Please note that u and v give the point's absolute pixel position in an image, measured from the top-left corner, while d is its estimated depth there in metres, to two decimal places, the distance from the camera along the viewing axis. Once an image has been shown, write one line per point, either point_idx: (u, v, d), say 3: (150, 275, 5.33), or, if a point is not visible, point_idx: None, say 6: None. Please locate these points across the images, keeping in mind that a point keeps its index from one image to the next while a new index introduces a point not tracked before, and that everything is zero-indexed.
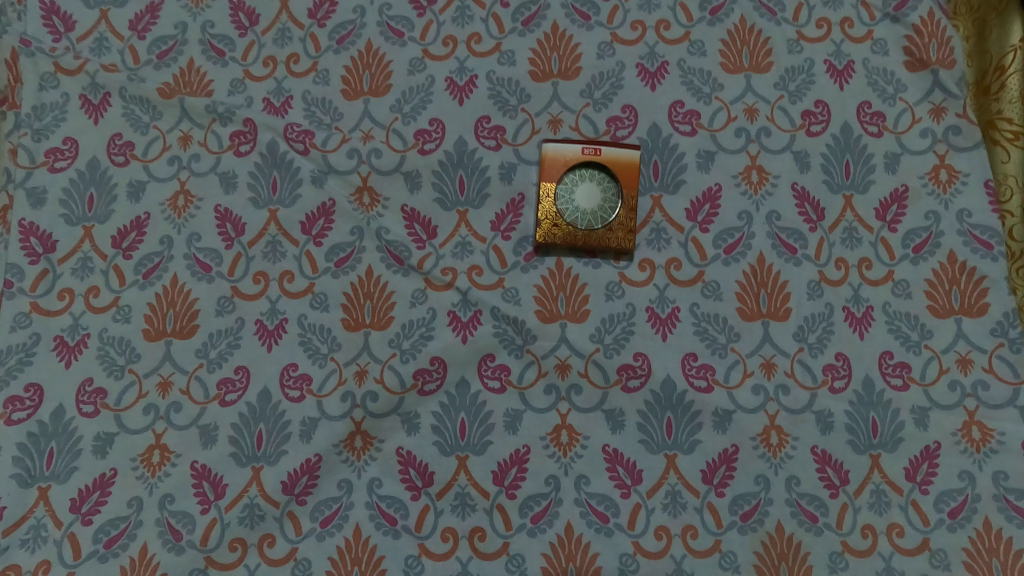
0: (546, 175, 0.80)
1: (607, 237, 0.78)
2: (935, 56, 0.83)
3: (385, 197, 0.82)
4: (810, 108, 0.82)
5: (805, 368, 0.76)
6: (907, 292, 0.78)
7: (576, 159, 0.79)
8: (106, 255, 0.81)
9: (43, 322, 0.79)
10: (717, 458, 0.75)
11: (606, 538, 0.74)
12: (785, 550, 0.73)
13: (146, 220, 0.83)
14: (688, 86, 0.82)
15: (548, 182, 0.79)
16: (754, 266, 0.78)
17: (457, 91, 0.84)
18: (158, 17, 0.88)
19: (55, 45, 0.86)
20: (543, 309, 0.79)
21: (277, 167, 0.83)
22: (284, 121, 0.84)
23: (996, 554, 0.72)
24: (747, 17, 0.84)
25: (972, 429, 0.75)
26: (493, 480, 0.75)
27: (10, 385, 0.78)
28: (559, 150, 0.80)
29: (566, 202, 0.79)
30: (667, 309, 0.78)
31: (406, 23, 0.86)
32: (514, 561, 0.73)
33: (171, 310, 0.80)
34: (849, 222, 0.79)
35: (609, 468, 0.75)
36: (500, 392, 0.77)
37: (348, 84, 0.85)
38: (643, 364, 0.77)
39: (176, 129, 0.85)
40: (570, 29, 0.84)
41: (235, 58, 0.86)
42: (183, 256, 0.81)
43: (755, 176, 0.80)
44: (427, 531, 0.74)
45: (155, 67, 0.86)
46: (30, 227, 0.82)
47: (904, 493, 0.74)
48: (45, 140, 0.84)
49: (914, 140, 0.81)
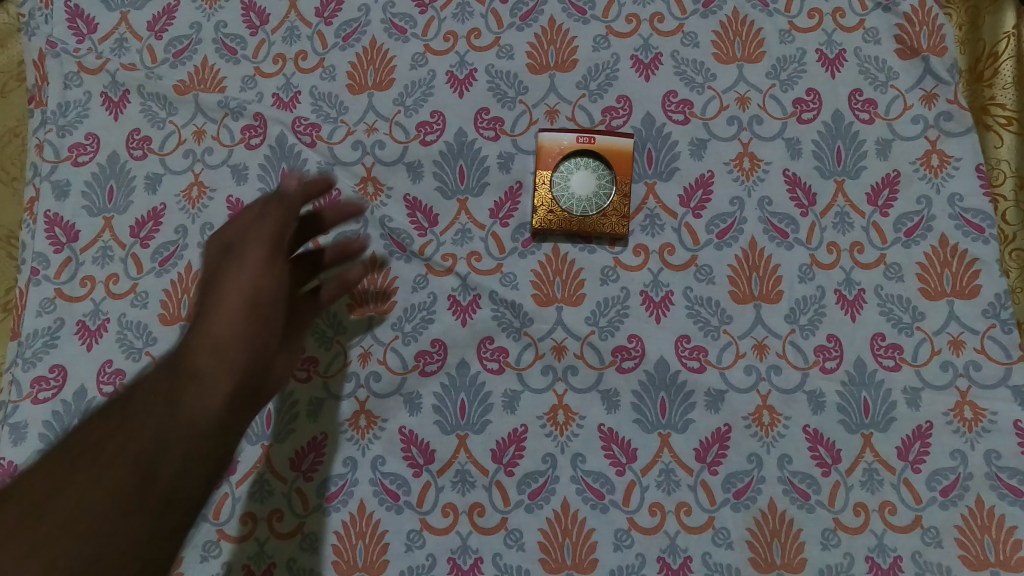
0: (542, 164, 0.83)
1: (603, 223, 0.81)
2: (926, 44, 0.83)
3: (388, 187, 0.85)
4: (802, 96, 0.83)
5: (796, 350, 0.78)
6: (899, 275, 0.79)
7: (571, 148, 0.82)
8: (125, 244, 0.86)
9: (66, 307, 0.84)
10: (710, 437, 0.77)
11: (601, 514, 0.76)
12: (777, 527, 0.75)
13: (162, 210, 0.87)
14: (682, 76, 0.85)
15: (544, 169, 0.82)
16: (746, 250, 0.80)
17: (457, 84, 0.87)
18: (174, 17, 0.92)
19: (78, 46, 0.91)
20: (540, 293, 0.81)
21: (286, 159, 0.87)
22: (292, 114, 0.88)
23: (988, 532, 0.73)
24: (740, 8, 0.86)
25: (964, 408, 0.75)
26: (492, 458, 0.78)
27: (37, 366, 0.82)
28: (555, 140, 0.83)
29: (563, 190, 0.82)
30: (660, 292, 0.80)
31: (409, 20, 0.89)
32: (512, 536, 0.76)
33: (185, 296, 0.84)
34: (840, 207, 0.80)
35: (605, 446, 0.77)
36: (498, 373, 0.80)
37: (353, 80, 0.88)
38: (637, 346, 0.79)
39: (190, 123, 0.89)
40: (566, 23, 0.87)
41: (246, 56, 0.90)
42: (197, 244, 0.85)
43: (747, 163, 0.82)
44: (428, 507, 0.77)
45: (171, 66, 0.91)
46: (55, 218, 0.87)
47: (896, 472, 0.74)
48: (69, 136, 0.89)
49: (906, 127, 0.82)
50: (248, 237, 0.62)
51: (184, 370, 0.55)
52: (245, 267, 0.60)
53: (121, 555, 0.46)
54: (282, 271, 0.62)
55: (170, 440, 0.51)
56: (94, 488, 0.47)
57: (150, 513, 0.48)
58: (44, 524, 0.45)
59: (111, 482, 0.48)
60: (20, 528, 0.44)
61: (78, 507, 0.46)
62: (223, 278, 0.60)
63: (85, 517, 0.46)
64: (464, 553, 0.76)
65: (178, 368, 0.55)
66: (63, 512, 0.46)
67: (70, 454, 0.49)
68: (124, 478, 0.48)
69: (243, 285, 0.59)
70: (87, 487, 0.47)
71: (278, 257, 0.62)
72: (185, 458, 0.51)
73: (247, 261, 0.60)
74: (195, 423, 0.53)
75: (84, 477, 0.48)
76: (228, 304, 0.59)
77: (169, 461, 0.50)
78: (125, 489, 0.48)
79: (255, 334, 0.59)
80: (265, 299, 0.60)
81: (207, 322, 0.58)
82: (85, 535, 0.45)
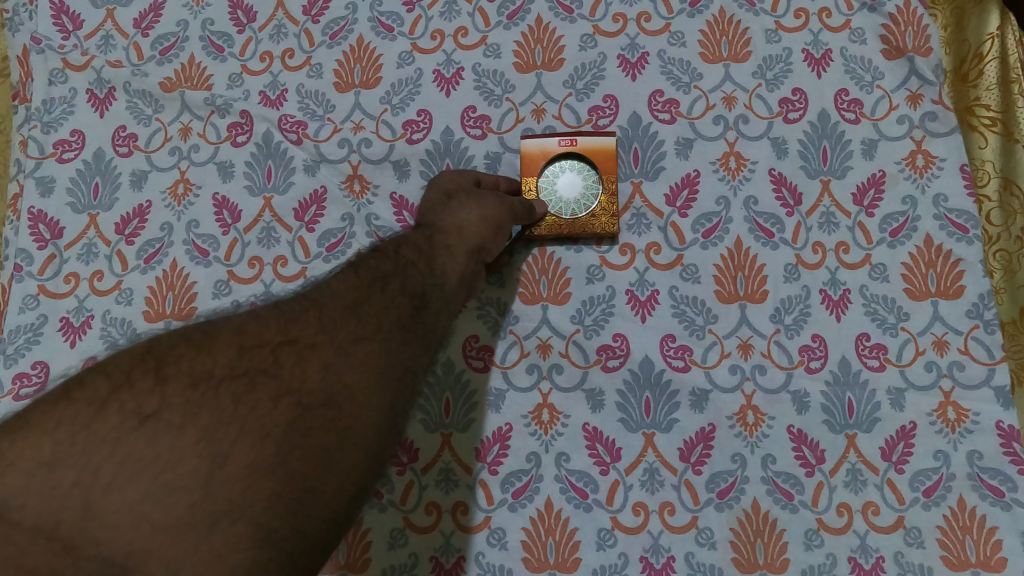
0: (528, 170, 0.82)
1: (594, 225, 0.80)
2: (912, 43, 0.83)
3: (375, 185, 0.85)
4: (788, 96, 0.83)
5: (781, 350, 0.78)
6: (884, 275, 0.78)
7: (556, 152, 0.82)
8: (110, 241, 0.86)
9: (50, 303, 0.84)
10: (694, 437, 0.77)
11: (585, 513, 0.76)
12: (760, 527, 0.74)
13: (148, 208, 0.86)
14: (668, 76, 0.85)
15: (531, 177, 0.82)
16: (731, 249, 0.80)
17: (444, 83, 0.87)
18: (161, 15, 0.92)
19: (63, 43, 0.91)
20: (526, 292, 0.82)
21: (272, 157, 0.86)
22: (278, 112, 0.88)
23: (970, 532, 0.72)
24: (726, 8, 0.86)
25: (948, 409, 0.75)
26: (476, 457, 0.78)
27: (19, 363, 0.82)
28: (538, 144, 0.82)
29: (550, 195, 0.82)
30: (646, 292, 0.80)
31: (396, 18, 0.89)
32: (495, 535, 0.76)
33: (170, 293, 0.84)
34: (826, 207, 0.80)
35: (589, 446, 0.77)
36: (483, 371, 0.80)
37: (340, 78, 0.88)
38: (621, 345, 0.79)
39: (177, 120, 0.89)
40: (553, 22, 0.87)
41: (233, 54, 0.90)
42: (182, 242, 0.85)
43: (733, 162, 0.82)
44: (412, 505, 0.77)
45: (158, 63, 0.90)
46: (39, 215, 0.87)
47: (879, 472, 0.74)
48: (54, 132, 0.89)
49: (891, 127, 0.81)
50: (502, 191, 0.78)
51: (439, 241, 0.72)
52: (502, 201, 0.76)
53: (403, 364, 0.59)
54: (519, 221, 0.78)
55: (432, 289, 0.67)
56: (388, 310, 0.61)
57: (414, 341, 0.61)
58: (363, 326, 0.58)
59: (397, 308, 0.62)
60: (348, 323, 0.58)
61: (383, 314, 0.61)
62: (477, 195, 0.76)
63: (387, 321, 0.60)
64: (448, 552, 0.76)
65: (437, 236, 0.72)
66: (372, 320, 0.60)
67: (374, 274, 0.65)
68: (404, 308, 0.63)
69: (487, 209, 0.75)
70: (386, 307, 0.62)
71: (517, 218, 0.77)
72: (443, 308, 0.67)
73: (505, 198, 0.76)
74: (445, 285, 0.69)
75: (384, 298, 0.62)
76: (482, 214, 0.74)
77: (432, 301, 0.66)
78: (405, 317, 0.62)
79: (488, 245, 0.74)
80: (505, 226, 0.75)
81: (465, 215, 0.74)
82: (385, 338, 0.59)
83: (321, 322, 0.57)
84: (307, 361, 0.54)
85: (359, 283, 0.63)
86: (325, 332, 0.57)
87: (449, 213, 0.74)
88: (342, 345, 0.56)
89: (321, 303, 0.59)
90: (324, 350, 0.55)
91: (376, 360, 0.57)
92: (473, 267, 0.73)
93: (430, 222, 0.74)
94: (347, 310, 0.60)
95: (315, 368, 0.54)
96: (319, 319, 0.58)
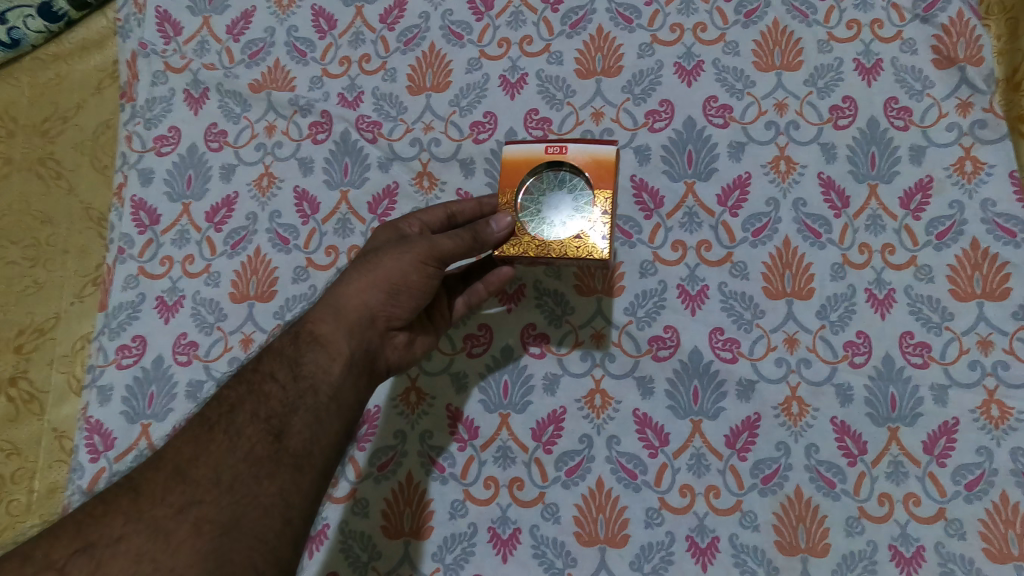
0: (507, 181, 0.73)
1: (579, 250, 0.72)
2: (963, 54, 0.85)
3: (442, 181, 0.92)
4: (838, 103, 0.87)
5: (826, 345, 0.81)
6: (930, 276, 0.81)
7: (541, 160, 0.73)
8: (201, 228, 0.94)
9: (147, 283, 0.92)
10: (740, 425, 0.81)
11: (634, 493, 0.81)
12: (803, 512, 0.78)
13: (235, 198, 0.94)
14: (723, 83, 0.89)
15: (510, 187, 0.73)
16: (780, 249, 0.84)
17: (510, 87, 0.93)
18: (251, 22, 1.00)
19: (165, 48, 1.01)
20: (582, 284, 0.87)
21: (349, 153, 0.94)
22: (356, 113, 0.95)
23: (1013, 526, 0.74)
24: (781, 19, 0.90)
25: (991, 406, 0.77)
26: (532, 436, 0.83)
27: (121, 336, 0.91)
28: (520, 152, 0.74)
29: (530, 209, 0.73)
30: (696, 286, 0.85)
31: (466, 27, 0.96)
32: (548, 509, 0.81)
33: (254, 277, 0.91)
34: (873, 210, 0.84)
35: (639, 430, 0.82)
36: (540, 357, 0.86)
37: (413, 81, 0.95)
38: (672, 336, 0.84)
39: (263, 119, 0.97)
40: (613, 31, 0.92)
41: (315, 58, 0.98)
42: (266, 230, 0.93)
43: (784, 165, 0.86)
44: (471, 479, 0.83)
45: (247, 66, 0.99)
46: (140, 202, 0.96)
47: (921, 465, 0.77)
48: (155, 128, 0.98)
49: (940, 134, 0.84)
50: (394, 249, 0.70)
51: (314, 327, 0.66)
52: (400, 257, 0.69)
53: (264, 502, 0.58)
54: (429, 273, 0.70)
55: (302, 393, 0.63)
56: (237, 446, 0.60)
57: (284, 468, 0.60)
58: (196, 487, 0.57)
59: (248, 443, 0.60)
60: (174, 490, 0.56)
61: (222, 464, 0.59)
62: (364, 268, 0.70)
63: (226, 466, 0.59)
64: (504, 523, 0.82)
65: (310, 325, 0.66)
66: (210, 471, 0.58)
67: (221, 409, 0.62)
68: (261, 438, 0.60)
69: (365, 286, 0.68)
70: (232, 445, 0.60)
71: (430, 264, 0.70)
72: (312, 417, 0.63)
73: (408, 249, 0.70)
74: (321, 380, 0.64)
75: (229, 437, 0.60)
76: (371, 283, 0.68)
77: (302, 412, 0.62)
78: (263, 447, 0.60)
79: (384, 311, 0.69)
80: (407, 286, 0.69)
81: (350, 288, 0.68)
82: (226, 488, 0.57)
83: (134, 507, 0.56)
84: (108, 561, 0.52)
85: (201, 428, 0.61)
86: (136, 518, 0.55)
87: (335, 291, 0.69)
88: (159, 522, 0.55)
89: (141, 478, 0.57)
90: (135, 540, 0.54)
91: (215, 521, 0.56)
92: (366, 341, 0.68)
93: (311, 307, 0.68)
94: (173, 475, 0.58)
95: (121, 561, 0.52)
96: (135, 501, 0.56)
